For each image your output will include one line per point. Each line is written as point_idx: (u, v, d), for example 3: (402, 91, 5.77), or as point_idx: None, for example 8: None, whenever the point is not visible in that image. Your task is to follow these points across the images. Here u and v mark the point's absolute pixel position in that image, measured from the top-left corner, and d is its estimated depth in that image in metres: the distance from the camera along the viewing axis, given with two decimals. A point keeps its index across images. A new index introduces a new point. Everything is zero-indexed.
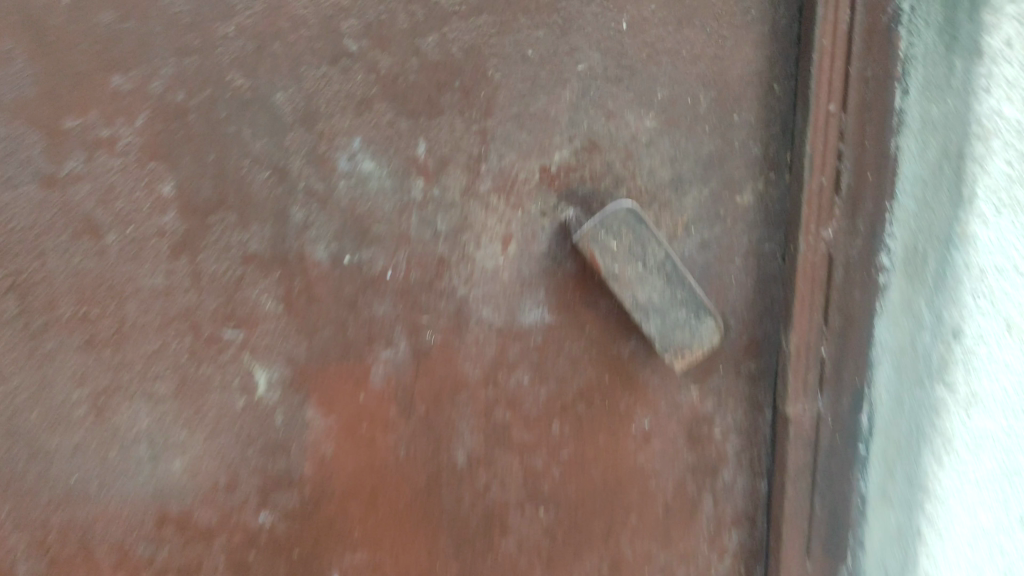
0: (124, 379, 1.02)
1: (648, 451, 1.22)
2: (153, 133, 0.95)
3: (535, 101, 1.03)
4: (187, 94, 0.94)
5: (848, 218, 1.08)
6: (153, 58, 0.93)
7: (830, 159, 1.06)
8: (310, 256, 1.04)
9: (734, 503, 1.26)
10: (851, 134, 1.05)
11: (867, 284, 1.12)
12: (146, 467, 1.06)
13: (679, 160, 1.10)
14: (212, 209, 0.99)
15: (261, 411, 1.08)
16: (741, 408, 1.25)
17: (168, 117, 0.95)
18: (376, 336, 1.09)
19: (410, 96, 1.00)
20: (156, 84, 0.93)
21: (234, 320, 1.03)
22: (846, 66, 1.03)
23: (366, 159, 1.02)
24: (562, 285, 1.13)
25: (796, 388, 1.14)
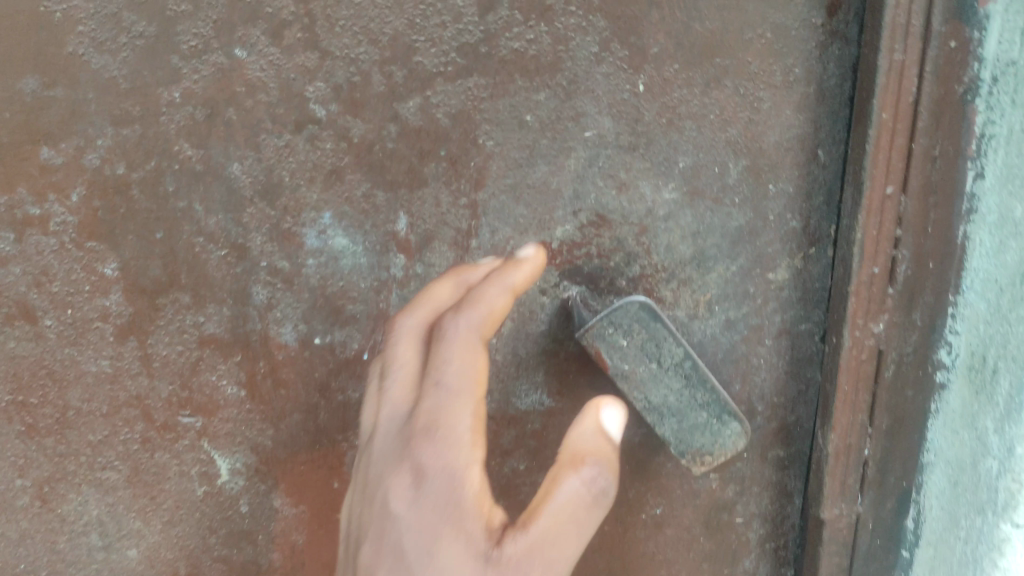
0: (71, 468, 0.94)
1: (659, 539, 1.08)
2: (91, 210, 0.86)
3: (534, 172, 0.89)
4: (128, 166, 0.85)
5: (903, 311, 0.94)
6: (84, 128, 0.84)
7: (885, 246, 0.92)
8: (276, 338, 0.92)
9: None
10: (911, 219, 0.90)
11: (920, 382, 0.98)
12: (99, 555, 0.97)
13: (702, 236, 0.94)
14: (162, 291, 0.88)
15: (223, 500, 0.96)
16: (774, 502, 1.07)
17: (108, 192, 0.86)
18: (351, 423, 0.95)
19: (387, 166, 0.87)
20: (91, 156, 0.85)
21: (191, 406, 0.93)
22: (908, 144, 0.88)
23: (338, 234, 0.89)
24: (563, 367, 0.97)
25: (832, 488, 1.01)
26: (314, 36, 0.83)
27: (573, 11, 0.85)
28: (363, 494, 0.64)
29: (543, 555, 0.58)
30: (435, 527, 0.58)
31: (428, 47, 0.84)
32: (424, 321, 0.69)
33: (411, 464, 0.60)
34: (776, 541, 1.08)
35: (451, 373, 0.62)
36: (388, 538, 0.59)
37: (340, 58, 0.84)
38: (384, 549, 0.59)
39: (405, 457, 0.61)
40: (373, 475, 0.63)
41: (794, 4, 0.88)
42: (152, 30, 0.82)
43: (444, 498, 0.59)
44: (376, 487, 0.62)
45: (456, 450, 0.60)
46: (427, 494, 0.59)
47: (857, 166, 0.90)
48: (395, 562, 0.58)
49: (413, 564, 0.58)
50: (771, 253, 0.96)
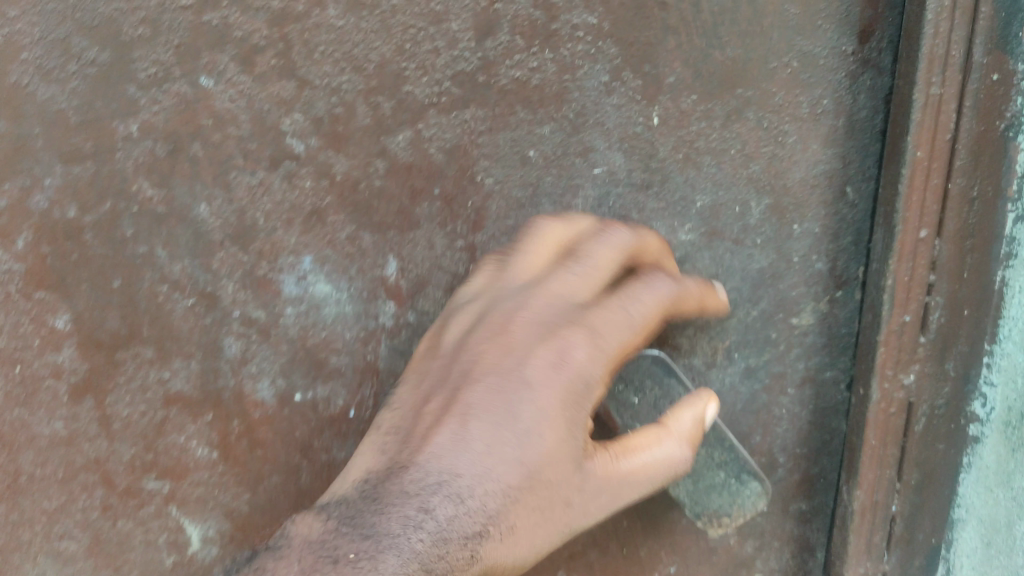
0: (24, 537, 0.85)
1: None
2: (39, 257, 0.77)
3: (538, 212, 0.80)
4: (80, 208, 0.76)
5: (934, 360, 0.82)
6: (30, 165, 0.75)
7: (918, 292, 0.80)
8: (251, 395, 0.83)
9: None
10: (945, 264, 0.80)
11: (951, 435, 0.86)
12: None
13: (722, 279, 0.85)
14: (120, 345, 0.80)
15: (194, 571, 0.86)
16: (795, 558, 0.93)
17: (58, 237, 0.77)
18: (338, 485, 0.85)
19: (374, 208, 0.79)
20: (38, 198, 0.76)
21: (157, 470, 0.84)
22: (945, 185, 0.77)
23: (320, 280, 0.80)
24: None
25: (857, 548, 0.87)
26: (290, 63, 0.75)
27: (580, 37, 0.77)
28: (482, 333, 0.67)
29: (617, 483, 0.66)
30: (557, 411, 0.63)
31: (420, 75, 0.76)
32: (622, 243, 0.71)
33: (563, 344, 0.64)
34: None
35: (638, 307, 0.67)
36: (504, 383, 0.63)
37: (320, 87, 0.75)
38: (504, 394, 0.63)
39: (558, 341, 0.64)
40: (513, 326, 0.66)
41: (821, 31, 0.79)
42: (105, 57, 0.74)
43: (577, 390, 0.64)
44: (515, 340, 0.65)
45: (601, 371, 0.65)
46: (566, 379, 0.63)
47: (889, 207, 0.79)
48: (502, 407, 0.63)
49: (525, 418, 0.62)
50: (795, 297, 0.86)
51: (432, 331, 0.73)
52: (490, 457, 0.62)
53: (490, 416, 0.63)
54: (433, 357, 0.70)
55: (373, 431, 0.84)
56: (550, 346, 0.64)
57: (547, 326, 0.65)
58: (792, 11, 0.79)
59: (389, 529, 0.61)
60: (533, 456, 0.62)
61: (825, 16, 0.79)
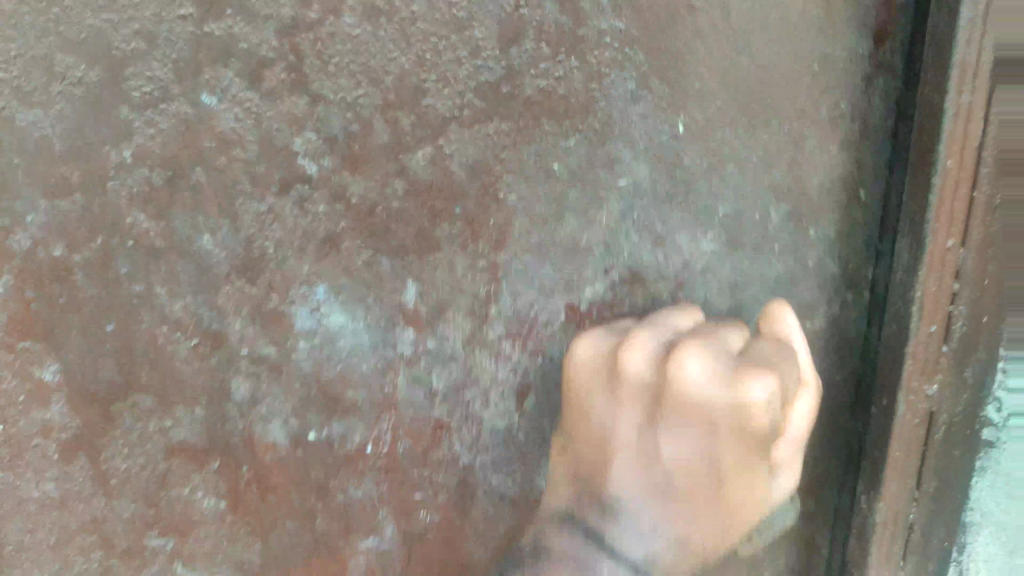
0: None
1: None
2: (25, 301, 0.72)
3: (562, 227, 0.76)
4: (70, 247, 0.70)
5: (958, 372, 0.75)
6: (10, 204, 0.70)
7: (944, 302, 0.72)
8: (261, 440, 0.77)
9: None
10: (970, 274, 0.72)
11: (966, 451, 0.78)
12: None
13: (739, 288, 0.78)
14: (117, 396, 0.74)
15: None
16: None
17: (44, 281, 0.71)
18: (355, 524, 0.81)
19: (392, 232, 0.73)
20: (19, 238, 0.70)
21: (161, 526, 0.78)
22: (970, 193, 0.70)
23: (335, 311, 0.75)
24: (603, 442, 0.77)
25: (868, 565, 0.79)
26: (303, 77, 0.69)
27: (608, 43, 0.72)
28: (654, 377, 0.66)
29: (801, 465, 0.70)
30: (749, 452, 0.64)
31: (441, 88, 0.71)
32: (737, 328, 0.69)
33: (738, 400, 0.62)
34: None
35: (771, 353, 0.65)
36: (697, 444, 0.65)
37: (334, 103, 0.70)
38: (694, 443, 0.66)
39: (739, 396, 0.62)
40: (687, 375, 0.64)
41: (840, 29, 0.73)
42: (93, 74, 0.67)
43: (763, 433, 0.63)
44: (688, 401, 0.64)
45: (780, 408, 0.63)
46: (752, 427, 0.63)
47: (914, 218, 0.71)
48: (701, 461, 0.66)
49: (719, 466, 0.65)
50: (810, 307, 0.79)
51: (585, 347, 0.71)
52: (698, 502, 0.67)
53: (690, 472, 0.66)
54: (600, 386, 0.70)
55: (394, 466, 0.80)
56: (733, 402, 0.62)
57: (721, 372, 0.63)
58: (813, 12, 0.73)
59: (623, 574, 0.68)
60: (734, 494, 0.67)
61: (842, 13, 0.72)
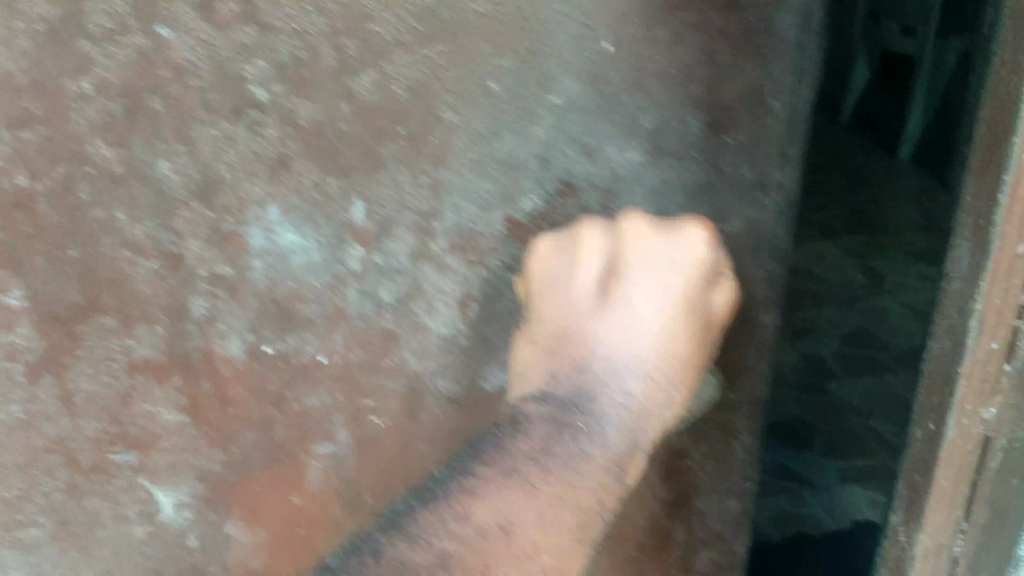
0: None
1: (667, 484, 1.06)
2: None
3: (499, 143, 0.82)
4: (32, 177, 0.70)
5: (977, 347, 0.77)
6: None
7: (1008, 317, 0.76)
8: (220, 354, 0.80)
9: (713, 535, 1.12)
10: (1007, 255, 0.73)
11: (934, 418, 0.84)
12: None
13: (663, 197, 0.85)
14: (81, 317, 0.75)
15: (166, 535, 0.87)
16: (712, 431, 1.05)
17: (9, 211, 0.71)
18: (311, 432, 0.86)
19: (340, 151, 0.77)
20: None
21: (125, 440, 0.81)
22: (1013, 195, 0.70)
23: (288, 231, 0.78)
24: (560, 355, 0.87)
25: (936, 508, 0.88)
26: (254, 9, 0.70)
27: None
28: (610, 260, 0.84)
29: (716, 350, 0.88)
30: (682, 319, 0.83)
31: (386, 14, 0.74)
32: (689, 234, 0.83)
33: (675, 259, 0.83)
34: (726, 478, 1.09)
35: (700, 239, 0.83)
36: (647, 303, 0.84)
37: (286, 31, 0.72)
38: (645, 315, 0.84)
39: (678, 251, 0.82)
40: (630, 236, 0.84)
41: None
42: (55, 12, 0.67)
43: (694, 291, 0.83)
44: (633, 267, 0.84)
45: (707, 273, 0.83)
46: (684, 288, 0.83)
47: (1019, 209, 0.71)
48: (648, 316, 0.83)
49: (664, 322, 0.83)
50: (728, 211, 0.86)
51: (547, 246, 0.85)
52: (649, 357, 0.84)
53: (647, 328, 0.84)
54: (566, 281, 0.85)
55: (346, 374, 0.85)
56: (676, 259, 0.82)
57: (658, 238, 0.83)
58: None
59: (591, 441, 0.81)
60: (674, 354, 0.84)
61: None
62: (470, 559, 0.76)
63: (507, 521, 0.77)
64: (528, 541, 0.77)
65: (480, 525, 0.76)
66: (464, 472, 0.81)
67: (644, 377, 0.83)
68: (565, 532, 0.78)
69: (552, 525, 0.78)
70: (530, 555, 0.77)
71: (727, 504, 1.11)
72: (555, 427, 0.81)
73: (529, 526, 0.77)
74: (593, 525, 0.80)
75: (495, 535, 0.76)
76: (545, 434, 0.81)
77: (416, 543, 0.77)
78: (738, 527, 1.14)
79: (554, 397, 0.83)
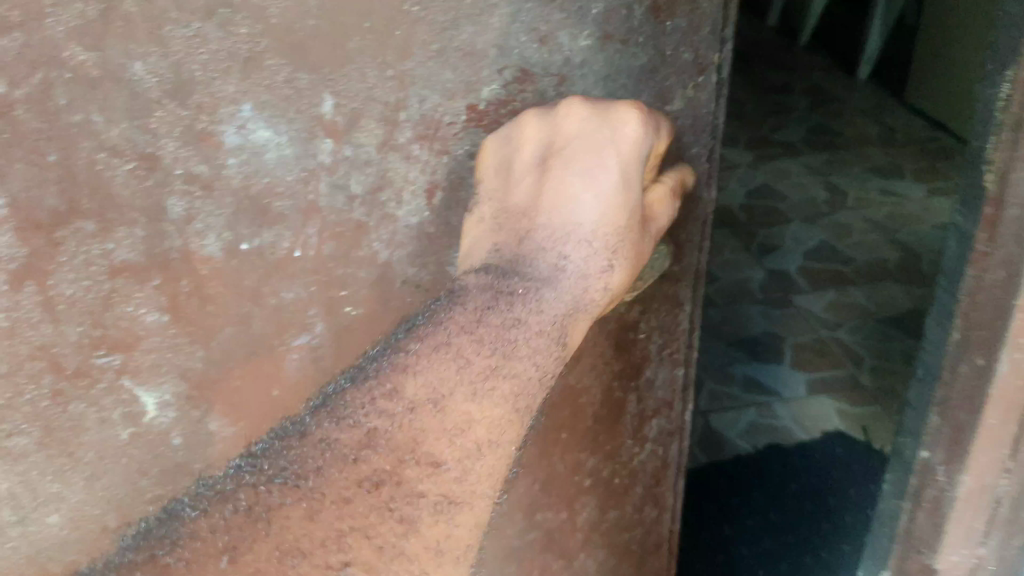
0: None
1: (617, 358, 1.14)
2: None
3: (460, 34, 0.85)
4: (10, 83, 0.70)
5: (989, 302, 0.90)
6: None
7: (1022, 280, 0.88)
8: (198, 253, 0.81)
9: (662, 401, 1.23)
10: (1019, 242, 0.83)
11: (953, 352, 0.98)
12: (13, 533, 0.85)
13: (613, 78, 0.94)
14: (60, 222, 0.74)
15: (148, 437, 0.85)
16: (665, 307, 1.15)
17: None
18: (288, 324, 0.87)
19: (308, 48, 0.79)
20: None
21: (107, 343, 0.80)
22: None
23: (261, 126, 0.79)
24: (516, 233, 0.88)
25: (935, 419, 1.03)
26: None
27: None
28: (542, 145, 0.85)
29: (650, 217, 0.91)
30: (614, 204, 0.83)
31: None
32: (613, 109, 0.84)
33: (611, 139, 0.82)
34: (670, 348, 1.19)
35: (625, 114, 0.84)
36: (591, 184, 0.83)
37: None
38: (590, 199, 0.84)
39: (612, 129, 0.82)
40: (557, 115, 0.85)
41: None
42: None
43: (631, 167, 0.83)
44: (565, 149, 0.84)
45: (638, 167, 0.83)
46: (619, 179, 0.83)
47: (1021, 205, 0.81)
48: (587, 193, 0.84)
49: (600, 200, 0.83)
50: (668, 87, 0.98)
51: (493, 138, 0.88)
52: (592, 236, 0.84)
53: (586, 210, 0.84)
54: (505, 164, 0.87)
55: (319, 266, 0.87)
56: (610, 136, 0.82)
57: (595, 126, 0.83)
58: None
59: (525, 310, 0.83)
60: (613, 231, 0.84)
61: None
62: (397, 437, 0.76)
63: (437, 395, 0.77)
64: (462, 414, 0.77)
65: (411, 401, 0.77)
66: (409, 338, 0.84)
67: (584, 247, 0.84)
68: (500, 403, 0.79)
69: (484, 397, 0.78)
70: (463, 429, 0.77)
71: (673, 374, 1.21)
72: (492, 297, 0.83)
73: (459, 399, 0.77)
74: (525, 393, 0.81)
75: (426, 410, 0.77)
76: (481, 302, 0.83)
77: (342, 423, 0.78)
78: (684, 394, 1.24)
79: (503, 255, 0.87)
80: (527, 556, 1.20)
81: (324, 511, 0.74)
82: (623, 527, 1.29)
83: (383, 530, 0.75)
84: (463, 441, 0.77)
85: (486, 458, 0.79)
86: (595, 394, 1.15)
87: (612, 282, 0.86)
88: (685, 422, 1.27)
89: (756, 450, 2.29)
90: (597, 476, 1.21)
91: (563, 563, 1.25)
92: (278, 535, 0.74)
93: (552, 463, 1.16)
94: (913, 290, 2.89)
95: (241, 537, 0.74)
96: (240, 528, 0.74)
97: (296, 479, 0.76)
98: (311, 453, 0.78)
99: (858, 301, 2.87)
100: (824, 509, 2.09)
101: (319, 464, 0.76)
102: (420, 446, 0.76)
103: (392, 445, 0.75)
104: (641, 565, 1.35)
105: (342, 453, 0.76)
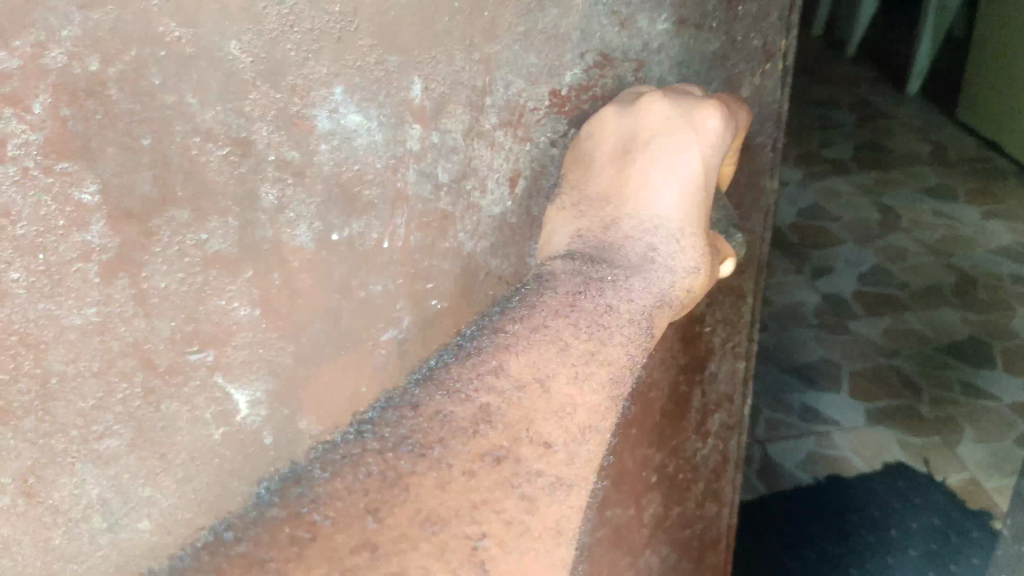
0: (58, 449, 0.74)
1: (684, 349, 1.11)
2: (62, 123, 0.68)
3: (545, 15, 0.83)
4: (103, 61, 0.68)
5: None
6: (43, 17, 0.65)
7: None
8: (289, 244, 0.78)
9: (724, 396, 1.20)
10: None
11: None
12: (103, 541, 0.78)
13: (687, 64, 0.90)
14: (154, 211, 0.72)
15: (242, 439, 0.81)
16: (732, 305, 1.13)
17: (79, 96, 0.68)
18: (374, 317, 0.84)
19: (399, 30, 0.77)
20: (54, 55, 0.66)
21: (199, 339, 0.77)
22: None
23: (352, 111, 0.77)
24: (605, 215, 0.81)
25: None
26: None
27: None
28: (623, 130, 0.80)
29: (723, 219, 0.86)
30: (697, 197, 0.79)
31: None
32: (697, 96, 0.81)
33: (696, 123, 0.78)
34: (733, 341, 1.16)
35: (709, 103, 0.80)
36: (672, 167, 0.78)
37: None
38: (671, 184, 0.78)
39: (695, 116, 0.78)
40: (640, 102, 0.80)
41: None
42: None
43: (713, 152, 0.78)
44: (645, 132, 0.79)
45: (719, 160, 0.79)
46: (700, 164, 0.78)
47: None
48: (669, 177, 0.78)
49: (680, 186, 0.78)
50: (739, 72, 0.94)
51: (584, 128, 0.84)
52: (675, 222, 0.78)
53: (670, 195, 0.78)
54: (590, 153, 0.82)
55: (408, 257, 0.84)
56: (692, 121, 0.78)
57: (676, 119, 0.78)
58: None
59: (617, 295, 0.77)
60: (696, 218, 0.79)
61: None
62: (511, 413, 0.74)
63: (544, 374, 0.74)
64: (564, 396, 0.74)
65: (519, 380, 0.74)
66: (503, 321, 0.80)
67: (668, 240, 0.78)
68: (599, 389, 0.76)
69: (585, 380, 0.75)
70: (566, 412, 0.74)
71: (735, 368, 1.19)
72: (580, 282, 0.78)
73: (563, 379, 0.74)
74: (624, 379, 0.77)
75: (534, 389, 0.74)
76: (569, 286, 0.78)
77: (456, 396, 0.76)
78: (744, 388, 1.22)
79: (585, 243, 0.81)
80: (598, 554, 1.13)
81: (453, 481, 0.74)
82: (685, 522, 1.26)
83: (509, 506, 0.75)
84: (570, 423, 0.74)
85: (589, 444, 0.76)
86: (664, 388, 1.11)
87: (696, 281, 0.80)
88: (744, 414, 1.25)
89: (815, 483, 2.05)
90: (662, 471, 1.17)
91: (630, 562, 1.19)
92: (417, 501, 0.74)
93: (624, 459, 1.10)
94: (969, 316, 2.57)
95: (380, 499, 0.74)
96: (376, 491, 0.75)
97: (421, 447, 0.75)
98: (432, 422, 0.76)
99: (916, 328, 2.54)
100: (881, 539, 1.93)
101: (441, 434, 0.75)
102: (534, 424, 0.74)
103: (507, 420, 0.74)
104: (701, 560, 1.32)
105: (461, 427, 0.74)
